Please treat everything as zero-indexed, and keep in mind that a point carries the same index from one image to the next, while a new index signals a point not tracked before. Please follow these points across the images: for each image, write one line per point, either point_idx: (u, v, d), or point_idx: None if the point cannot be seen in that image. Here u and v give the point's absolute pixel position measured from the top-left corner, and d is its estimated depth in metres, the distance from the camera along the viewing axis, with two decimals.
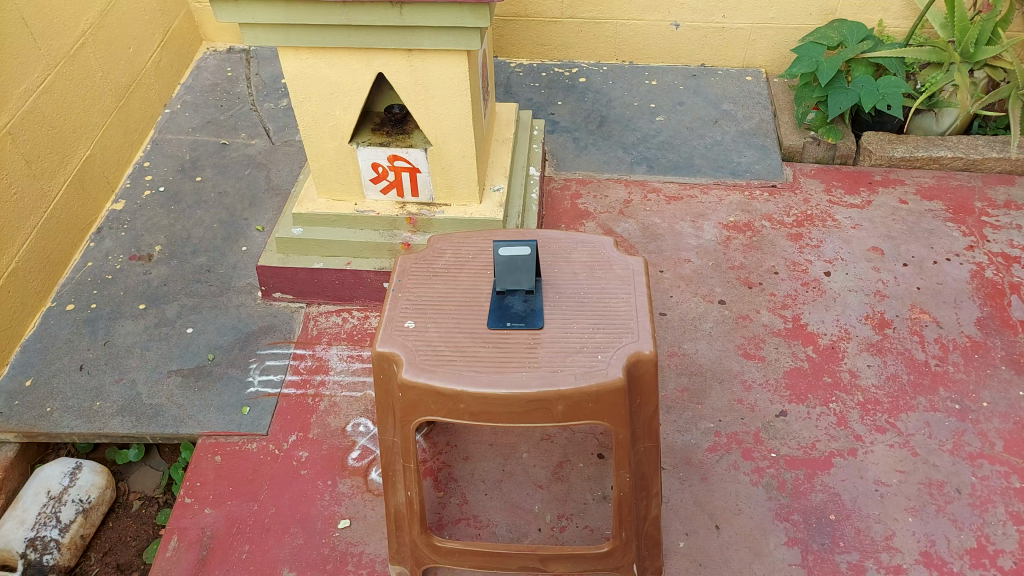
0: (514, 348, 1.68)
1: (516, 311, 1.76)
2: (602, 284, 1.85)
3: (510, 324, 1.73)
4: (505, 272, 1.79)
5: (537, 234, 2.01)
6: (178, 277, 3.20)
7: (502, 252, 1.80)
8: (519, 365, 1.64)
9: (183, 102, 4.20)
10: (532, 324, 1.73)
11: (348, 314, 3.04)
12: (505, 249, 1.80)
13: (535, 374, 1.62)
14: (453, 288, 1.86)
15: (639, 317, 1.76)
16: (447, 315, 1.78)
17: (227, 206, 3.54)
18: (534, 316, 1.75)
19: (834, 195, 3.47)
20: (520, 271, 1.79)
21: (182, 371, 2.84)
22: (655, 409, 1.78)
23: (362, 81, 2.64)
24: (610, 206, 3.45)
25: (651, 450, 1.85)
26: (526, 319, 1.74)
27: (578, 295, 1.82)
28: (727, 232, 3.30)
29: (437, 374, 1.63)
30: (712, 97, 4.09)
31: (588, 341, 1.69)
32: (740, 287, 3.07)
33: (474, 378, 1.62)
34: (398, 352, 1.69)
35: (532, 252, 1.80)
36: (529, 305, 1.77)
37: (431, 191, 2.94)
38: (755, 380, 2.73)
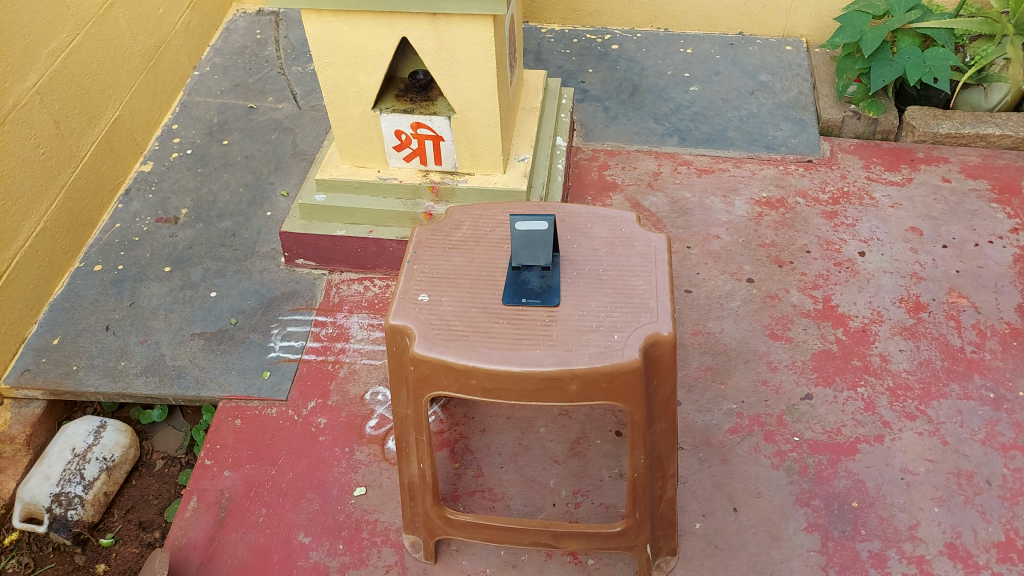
0: (529, 325, 1.65)
1: (531, 287, 1.72)
2: (622, 260, 1.80)
3: (526, 302, 1.69)
4: (521, 248, 1.74)
5: (557, 207, 1.96)
6: (203, 240, 3.21)
7: (518, 227, 1.75)
8: (533, 342, 1.62)
9: (212, 63, 4.19)
10: (548, 302, 1.69)
11: (370, 282, 3.02)
12: (521, 224, 1.75)
13: (550, 352, 1.60)
14: (470, 261, 1.82)
15: (659, 297, 1.71)
16: (463, 288, 1.75)
17: (253, 169, 3.53)
18: (550, 293, 1.71)
19: (873, 172, 3.35)
20: (536, 247, 1.73)
21: (205, 335, 2.86)
22: (674, 392, 1.74)
23: (386, 45, 2.58)
24: (639, 178, 3.38)
25: (670, 433, 1.81)
26: (542, 297, 1.70)
27: (596, 270, 1.77)
28: (759, 208, 3.21)
29: (451, 349, 1.62)
30: (750, 67, 3.96)
31: (605, 320, 1.66)
32: (770, 265, 2.98)
33: (486, 355, 1.60)
34: (411, 325, 1.67)
35: (549, 227, 1.73)
36: (547, 280, 1.73)
37: (454, 160, 2.89)
38: (781, 361, 2.66)
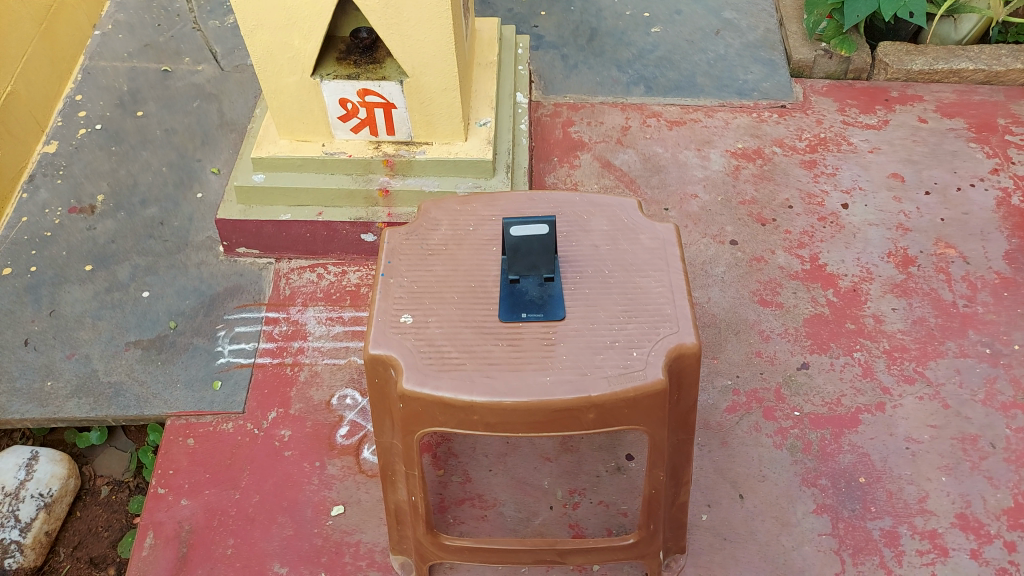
0: (531, 347, 1.43)
1: (530, 298, 1.50)
2: (627, 257, 1.59)
3: (526, 316, 1.47)
4: (516, 256, 1.49)
5: (547, 196, 1.72)
6: (127, 233, 2.85)
7: (513, 231, 1.46)
8: (540, 367, 1.40)
9: (115, 21, 3.69)
10: (551, 315, 1.48)
11: (323, 270, 2.73)
12: (517, 228, 1.46)
13: (560, 378, 1.38)
14: (453, 269, 1.57)
15: (676, 300, 1.50)
16: (450, 305, 1.50)
17: (176, 145, 3.14)
18: (554, 306, 1.49)
19: (849, 115, 3.20)
20: (535, 254, 1.49)
21: (142, 343, 2.54)
22: (694, 404, 1.56)
23: (323, 3, 2.23)
24: (606, 134, 3.16)
25: (687, 443, 1.64)
26: (545, 310, 1.49)
27: (600, 273, 1.56)
28: (736, 161, 3.04)
29: (446, 381, 1.38)
30: (712, 4, 3.71)
31: (619, 334, 1.45)
32: (753, 225, 2.82)
33: (488, 387, 1.37)
34: (396, 354, 1.43)
35: (551, 230, 1.46)
36: (547, 289, 1.51)
37: (409, 129, 2.58)
38: (774, 330, 2.52)
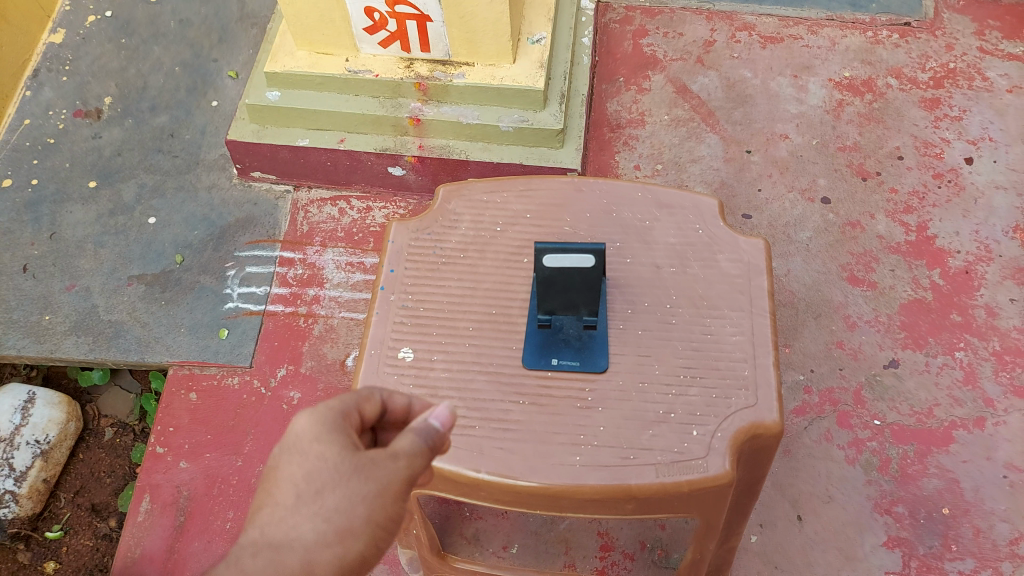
0: (562, 410, 1.18)
1: (565, 338, 1.24)
2: (695, 286, 1.31)
3: (559, 364, 1.22)
4: (550, 289, 1.19)
5: (607, 185, 1.43)
6: (135, 145, 2.55)
7: (547, 260, 1.15)
8: (572, 442, 1.15)
9: None
10: (591, 365, 1.22)
11: (346, 204, 2.42)
12: (552, 258, 1.15)
13: (595, 461, 1.13)
14: (471, 287, 1.32)
15: (757, 356, 1.23)
16: (461, 340, 1.26)
17: (191, 40, 2.77)
18: (595, 356, 1.22)
19: (988, 41, 2.62)
20: (575, 289, 1.19)
21: (146, 279, 2.30)
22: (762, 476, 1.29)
23: None
24: (685, 49, 2.65)
25: (747, 503, 1.38)
26: (583, 359, 1.22)
27: (656, 307, 1.28)
28: (839, 94, 2.53)
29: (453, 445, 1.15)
30: None
31: (672, 402, 1.19)
32: (851, 178, 2.37)
33: (504, 463, 1.13)
34: None
35: (597, 263, 1.16)
36: (588, 330, 1.24)
37: (446, 47, 2.16)
38: (861, 316, 2.14)
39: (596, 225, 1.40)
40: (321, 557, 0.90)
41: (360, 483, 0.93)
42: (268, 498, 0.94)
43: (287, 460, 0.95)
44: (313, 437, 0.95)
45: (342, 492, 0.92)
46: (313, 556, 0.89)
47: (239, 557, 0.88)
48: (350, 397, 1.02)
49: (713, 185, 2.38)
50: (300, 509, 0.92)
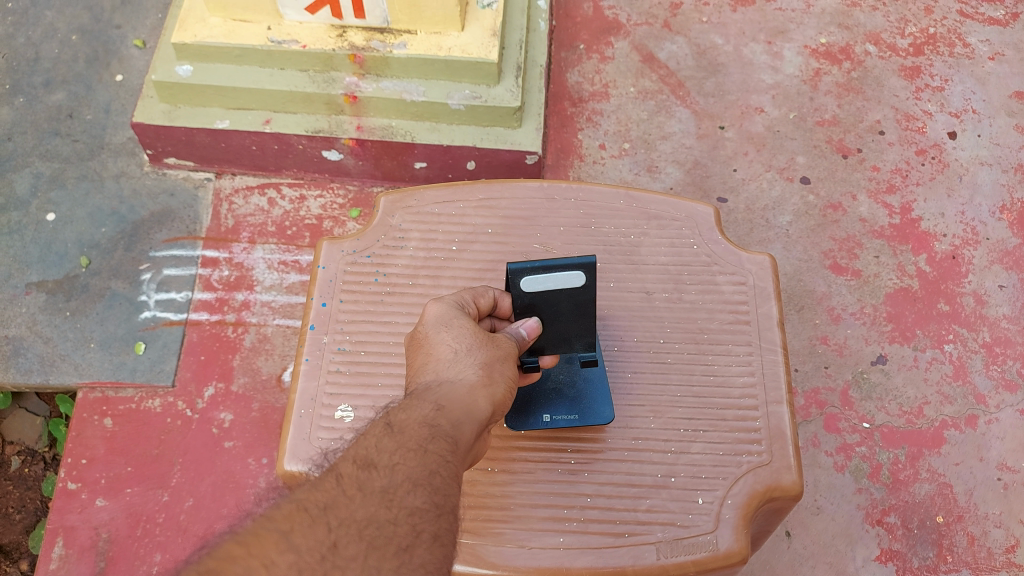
0: (559, 483, 1.26)
1: (556, 386, 1.31)
2: (686, 308, 1.43)
3: (551, 419, 1.28)
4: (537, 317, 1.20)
5: (609, 197, 1.55)
6: (27, 128, 2.21)
7: (526, 282, 1.16)
8: (573, 524, 1.23)
9: None
10: (587, 416, 1.28)
11: (275, 193, 2.16)
12: (530, 281, 1.15)
13: (602, 542, 1.22)
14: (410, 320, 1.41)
15: (763, 386, 1.35)
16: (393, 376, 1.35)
17: (89, 2, 2.41)
18: (596, 407, 1.30)
19: (968, 4, 2.46)
20: (564, 316, 1.21)
21: (47, 286, 2.00)
22: (781, 518, 1.40)
23: None
24: (651, 12, 2.42)
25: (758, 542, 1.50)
26: (582, 411, 1.29)
27: (644, 341, 1.40)
28: (816, 62, 2.34)
29: (475, 547, 1.21)
30: None
31: (663, 463, 1.29)
32: (831, 156, 2.20)
33: (513, 552, 1.21)
34: (304, 450, 1.30)
35: (586, 283, 1.17)
36: (581, 377, 1.32)
37: (383, 12, 1.87)
38: (845, 308, 1.99)
39: (573, 240, 1.50)
40: (483, 397, 1.02)
41: (496, 348, 1.09)
42: (426, 360, 1.07)
43: (434, 332, 1.09)
44: (451, 316, 1.11)
45: (488, 352, 1.07)
46: (474, 393, 1.01)
47: (422, 391, 1.01)
48: (466, 292, 1.17)
49: (685, 165, 2.18)
50: (458, 362, 1.05)
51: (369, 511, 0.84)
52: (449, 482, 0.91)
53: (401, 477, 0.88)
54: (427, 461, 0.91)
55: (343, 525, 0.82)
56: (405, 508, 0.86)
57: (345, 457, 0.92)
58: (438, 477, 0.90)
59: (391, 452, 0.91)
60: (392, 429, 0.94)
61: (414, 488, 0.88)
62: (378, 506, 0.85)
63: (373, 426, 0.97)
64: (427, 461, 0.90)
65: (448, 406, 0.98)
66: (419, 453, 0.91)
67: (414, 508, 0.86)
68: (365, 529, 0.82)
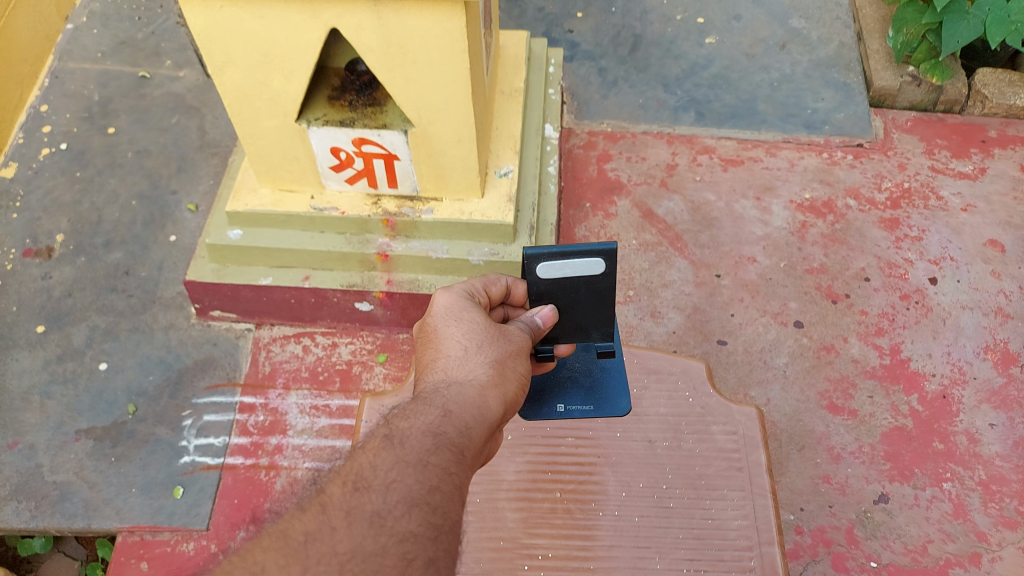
0: None
1: (575, 379, 1.67)
2: (685, 457, 1.79)
3: (564, 407, 1.62)
4: (554, 303, 1.52)
5: None
6: (87, 284, 2.44)
7: (541, 267, 1.46)
8: None
9: (90, 11, 3.15)
10: (597, 407, 1.63)
11: (310, 342, 2.35)
12: (547, 265, 1.45)
13: None
14: None
15: (754, 527, 1.66)
16: None
17: (149, 171, 2.69)
18: (606, 400, 1.65)
19: (938, 160, 2.71)
20: (580, 302, 1.53)
21: (95, 432, 2.16)
22: None
23: (309, 40, 1.71)
24: (649, 173, 2.69)
25: None
26: (595, 403, 1.64)
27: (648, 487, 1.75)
28: (802, 215, 2.57)
29: None
30: (778, 10, 3.12)
31: None
32: (821, 301, 2.38)
33: None
34: None
35: (599, 266, 1.47)
36: (594, 371, 1.68)
37: (414, 183, 2.13)
38: (844, 447, 2.10)
39: None
40: (491, 396, 1.26)
41: (501, 348, 1.34)
42: (440, 359, 1.32)
43: (447, 329, 1.35)
44: (462, 314, 1.37)
45: (494, 352, 1.32)
46: (486, 394, 1.25)
47: (431, 398, 1.23)
48: (479, 286, 1.47)
49: (685, 310, 2.36)
50: (468, 362, 1.30)
51: (359, 540, 1.01)
52: (448, 496, 1.08)
53: (392, 502, 1.05)
54: (425, 476, 1.09)
55: (321, 561, 0.99)
56: (396, 533, 1.02)
57: (339, 480, 1.09)
58: (437, 492, 1.08)
59: (388, 471, 1.08)
60: (394, 443, 1.13)
61: (408, 509, 1.05)
62: (367, 535, 1.02)
63: (377, 434, 1.17)
64: (426, 478, 1.08)
65: (456, 409, 1.21)
66: (419, 468, 1.09)
67: (407, 531, 1.03)
68: (350, 560, 0.99)
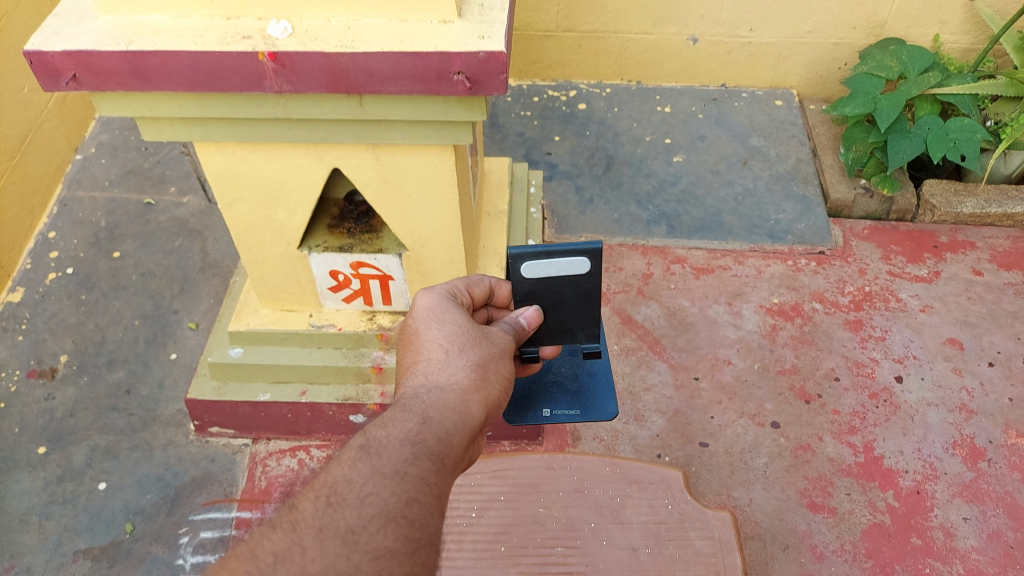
0: None
1: (561, 384, 1.68)
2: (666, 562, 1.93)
3: (549, 411, 1.62)
4: (538, 302, 1.55)
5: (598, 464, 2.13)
6: (89, 404, 2.51)
7: (525, 267, 1.50)
8: None
9: (99, 143, 3.37)
10: (584, 411, 1.62)
11: (305, 455, 2.41)
12: (531, 264, 1.49)
13: None
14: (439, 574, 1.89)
15: None
16: None
17: (152, 292, 2.83)
18: (593, 404, 1.63)
19: (895, 264, 2.90)
20: (566, 302, 1.55)
21: (93, 552, 2.19)
22: None
23: (312, 178, 1.89)
24: (627, 282, 2.85)
25: None
26: (581, 407, 1.63)
27: None
28: (772, 319, 2.73)
29: None
30: (738, 129, 3.38)
31: None
32: (795, 401, 2.50)
33: None
34: None
35: (584, 265, 1.50)
36: (581, 376, 1.69)
37: (407, 300, 2.27)
38: (826, 545, 2.17)
39: (572, 504, 2.06)
40: (471, 400, 1.28)
41: (482, 354, 1.36)
42: (421, 363, 1.33)
43: (429, 332, 1.38)
44: (444, 318, 1.40)
45: (476, 358, 1.34)
46: (466, 401, 1.27)
47: (411, 405, 1.24)
48: (462, 289, 1.51)
49: (667, 413, 2.47)
50: (448, 366, 1.32)
51: (331, 558, 1.02)
52: (425, 509, 1.09)
53: (368, 516, 1.06)
54: (402, 487, 1.10)
55: None
56: (371, 550, 1.03)
57: (313, 494, 1.10)
58: (414, 504, 1.09)
59: (364, 484, 1.09)
60: (370, 454, 1.13)
61: (384, 523, 1.05)
62: (340, 553, 1.02)
63: (353, 443, 1.17)
64: (405, 491, 1.09)
65: (436, 418, 1.22)
66: (397, 480, 1.10)
67: (383, 547, 1.04)
68: None
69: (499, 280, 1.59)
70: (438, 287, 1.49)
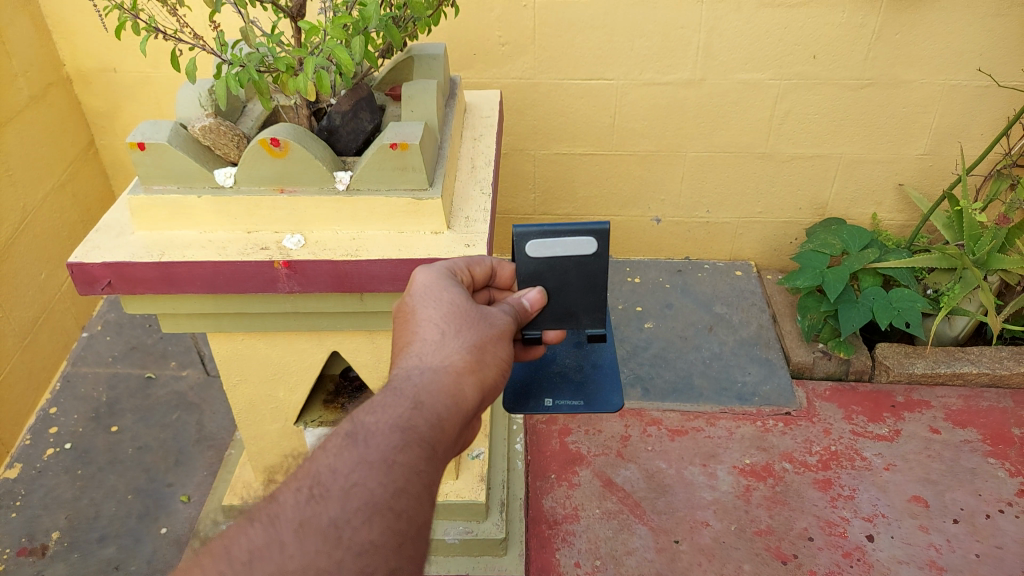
0: None
1: (566, 378, 1.85)
2: None
3: (551, 401, 1.79)
4: (542, 283, 1.60)
5: None
6: None
7: (530, 245, 1.55)
8: None
9: (105, 321, 3.57)
10: (585, 403, 1.78)
11: None
12: (537, 243, 1.55)
13: None
14: None
15: None
16: None
17: (148, 465, 2.92)
18: (594, 396, 1.79)
19: (857, 424, 3.08)
20: (573, 286, 1.60)
21: None
22: None
23: (313, 360, 2.07)
24: (605, 444, 3.00)
25: None
26: (584, 399, 1.79)
27: None
28: (745, 479, 2.86)
29: None
30: (702, 298, 3.67)
31: None
32: (772, 562, 2.58)
33: None
34: None
35: (591, 246, 1.56)
36: (583, 372, 1.87)
37: None
38: None
39: None
40: (466, 383, 1.29)
41: (478, 336, 1.36)
42: (416, 344, 1.35)
43: (425, 312, 1.39)
44: (440, 299, 1.42)
45: (471, 340, 1.35)
46: (461, 384, 1.28)
47: (404, 388, 1.25)
48: (461, 269, 1.54)
49: None
50: (443, 348, 1.33)
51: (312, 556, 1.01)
52: (412, 500, 1.09)
53: (352, 509, 1.05)
54: (390, 476, 1.10)
55: None
56: (355, 545, 1.03)
57: (295, 486, 1.08)
58: (402, 495, 1.09)
59: (349, 473, 1.09)
60: (357, 442, 1.13)
61: (370, 518, 1.05)
62: (321, 553, 1.01)
63: (341, 427, 1.16)
64: (393, 482, 1.09)
65: (428, 402, 1.22)
66: (384, 469, 1.10)
67: (367, 541, 1.04)
68: None
69: (502, 261, 1.65)
70: (439, 265, 1.54)
